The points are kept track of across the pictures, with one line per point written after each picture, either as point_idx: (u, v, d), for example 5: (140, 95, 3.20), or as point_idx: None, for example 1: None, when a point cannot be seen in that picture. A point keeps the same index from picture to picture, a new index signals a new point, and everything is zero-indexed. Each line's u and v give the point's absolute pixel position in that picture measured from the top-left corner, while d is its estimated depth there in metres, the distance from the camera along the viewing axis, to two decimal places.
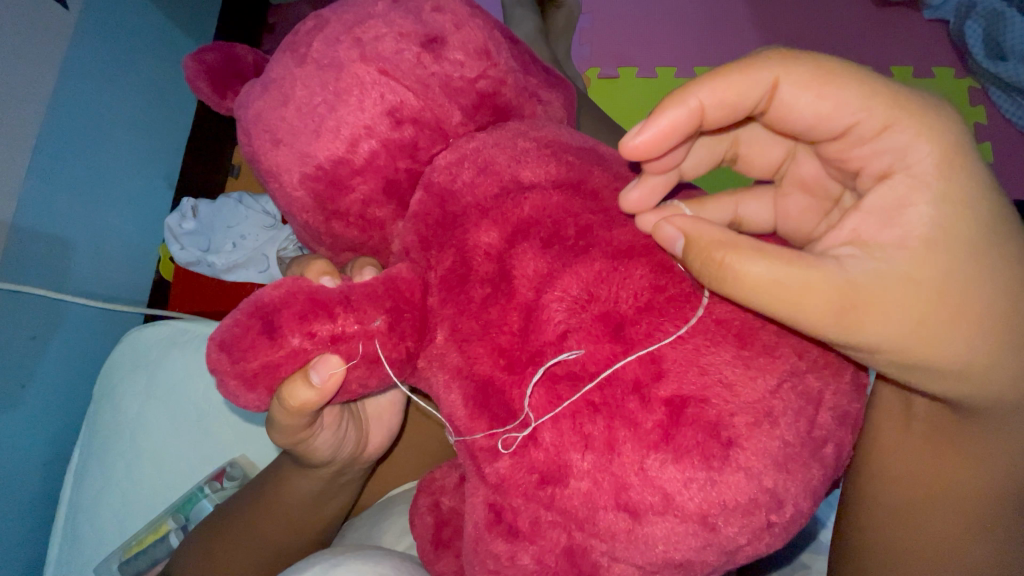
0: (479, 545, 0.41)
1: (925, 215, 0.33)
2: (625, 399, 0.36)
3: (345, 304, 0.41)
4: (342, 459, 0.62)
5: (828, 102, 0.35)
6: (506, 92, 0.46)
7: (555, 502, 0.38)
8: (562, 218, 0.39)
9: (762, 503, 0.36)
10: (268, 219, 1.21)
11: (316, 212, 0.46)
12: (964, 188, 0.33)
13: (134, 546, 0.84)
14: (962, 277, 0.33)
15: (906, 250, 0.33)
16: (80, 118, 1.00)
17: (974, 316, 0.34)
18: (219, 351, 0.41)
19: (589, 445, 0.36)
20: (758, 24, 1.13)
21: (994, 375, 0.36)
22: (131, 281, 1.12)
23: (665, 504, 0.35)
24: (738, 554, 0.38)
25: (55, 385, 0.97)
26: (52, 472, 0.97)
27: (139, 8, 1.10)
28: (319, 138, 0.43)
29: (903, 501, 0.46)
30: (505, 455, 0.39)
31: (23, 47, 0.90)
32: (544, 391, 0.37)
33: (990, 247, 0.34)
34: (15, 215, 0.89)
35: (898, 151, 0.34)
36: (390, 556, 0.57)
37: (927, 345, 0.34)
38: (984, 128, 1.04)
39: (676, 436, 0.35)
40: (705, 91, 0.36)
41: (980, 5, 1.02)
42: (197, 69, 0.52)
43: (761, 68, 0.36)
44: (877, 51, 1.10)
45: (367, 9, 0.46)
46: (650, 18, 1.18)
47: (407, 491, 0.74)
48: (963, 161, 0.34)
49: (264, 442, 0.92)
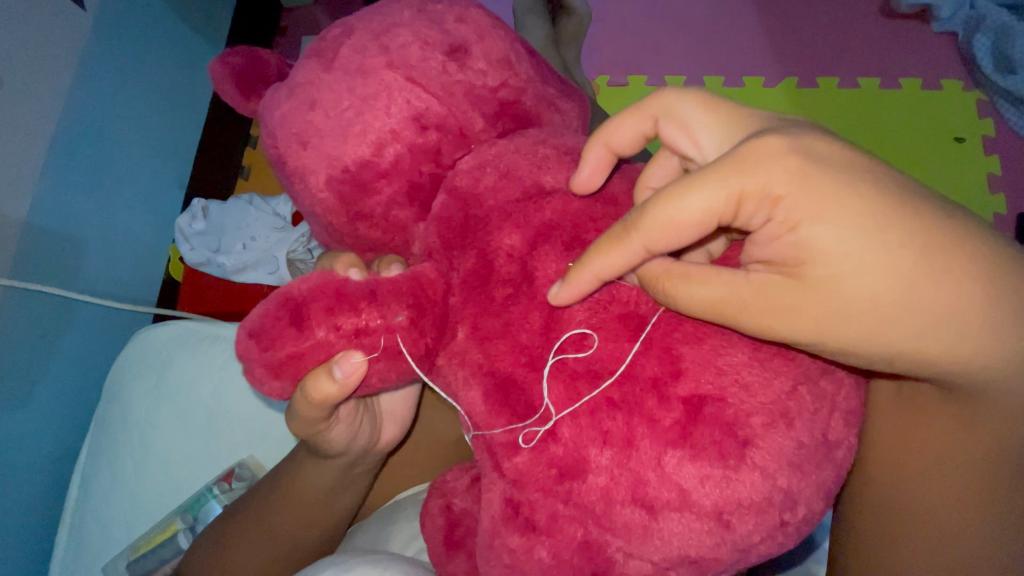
0: (495, 540, 0.42)
1: (825, 240, 0.32)
2: (644, 396, 0.37)
3: (370, 299, 0.41)
4: (356, 451, 0.63)
5: (693, 213, 0.35)
6: (527, 100, 0.47)
7: (573, 497, 0.38)
8: (583, 223, 0.41)
9: (775, 502, 0.36)
10: (278, 221, 1.21)
11: (340, 214, 0.47)
12: (840, 196, 0.32)
13: (142, 545, 0.85)
14: (889, 272, 0.32)
15: (824, 264, 0.33)
16: (94, 119, 1.01)
17: (922, 293, 0.32)
18: (249, 338, 0.41)
19: (608, 441, 0.37)
20: (765, 35, 1.14)
21: (975, 332, 0.34)
22: (141, 280, 1.13)
23: (682, 500, 0.36)
24: (752, 552, 0.38)
25: (64, 384, 0.98)
26: (59, 471, 0.97)
27: (153, 12, 1.12)
28: (344, 140, 0.44)
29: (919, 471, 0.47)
30: (525, 449, 0.39)
31: (38, 48, 0.91)
32: (563, 386, 0.39)
33: (904, 231, 0.32)
34: (27, 212, 0.90)
35: (764, 206, 0.34)
36: (399, 561, 0.57)
37: (894, 333, 0.33)
38: (993, 141, 1.05)
39: (693, 434, 0.36)
40: (600, 266, 0.37)
41: (988, 19, 1.03)
42: (223, 71, 0.53)
43: (627, 240, 0.36)
44: (884, 63, 1.10)
45: (393, 17, 0.47)
46: (661, 27, 1.18)
47: (418, 494, 0.75)
48: (823, 173, 0.33)
49: (272, 442, 0.92)
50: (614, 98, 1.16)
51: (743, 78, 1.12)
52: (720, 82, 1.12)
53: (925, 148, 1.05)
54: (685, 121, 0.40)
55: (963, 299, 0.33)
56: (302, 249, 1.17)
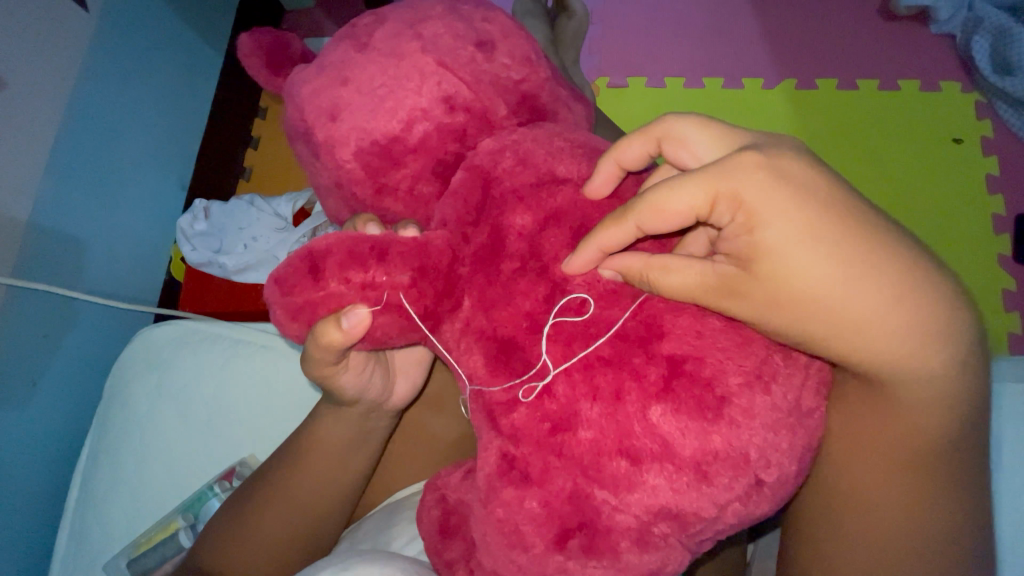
0: (490, 506, 0.41)
1: (784, 241, 0.35)
2: (632, 354, 0.38)
3: (379, 257, 0.42)
4: (366, 404, 0.63)
5: (675, 208, 0.37)
6: (545, 97, 0.48)
7: (565, 449, 0.38)
8: (590, 213, 0.42)
9: (750, 460, 0.37)
10: (280, 221, 1.17)
11: (365, 184, 0.47)
12: (802, 204, 0.35)
13: (144, 543, 0.84)
14: (838, 271, 0.35)
15: (783, 262, 0.35)
16: (96, 121, 1.01)
17: (865, 291, 0.35)
18: (273, 285, 0.43)
19: (598, 396, 0.38)
20: (765, 39, 1.15)
21: (910, 328, 0.37)
22: (143, 282, 1.13)
23: (664, 452, 0.36)
24: (727, 511, 0.38)
25: (68, 375, 0.98)
26: (59, 472, 0.96)
27: (159, 14, 1.13)
28: (377, 113, 0.44)
29: (873, 494, 0.46)
30: (523, 404, 0.40)
31: (42, 49, 0.91)
32: (558, 347, 0.39)
33: (852, 237, 0.35)
34: (31, 212, 0.90)
35: (737, 205, 0.36)
36: (399, 561, 0.57)
37: (842, 325, 0.36)
38: (991, 141, 1.05)
39: (675, 389, 0.36)
40: (607, 237, 0.39)
41: (987, 20, 1.04)
42: (253, 46, 0.54)
43: (626, 216, 0.38)
44: (884, 66, 1.11)
45: (426, 10, 0.48)
46: (660, 30, 1.19)
47: (413, 496, 0.74)
48: (789, 182, 0.35)
49: (266, 436, 0.91)
50: (614, 99, 1.17)
51: (743, 79, 1.13)
52: (720, 85, 1.13)
53: (922, 149, 1.06)
54: (684, 139, 0.41)
55: (900, 298, 0.36)
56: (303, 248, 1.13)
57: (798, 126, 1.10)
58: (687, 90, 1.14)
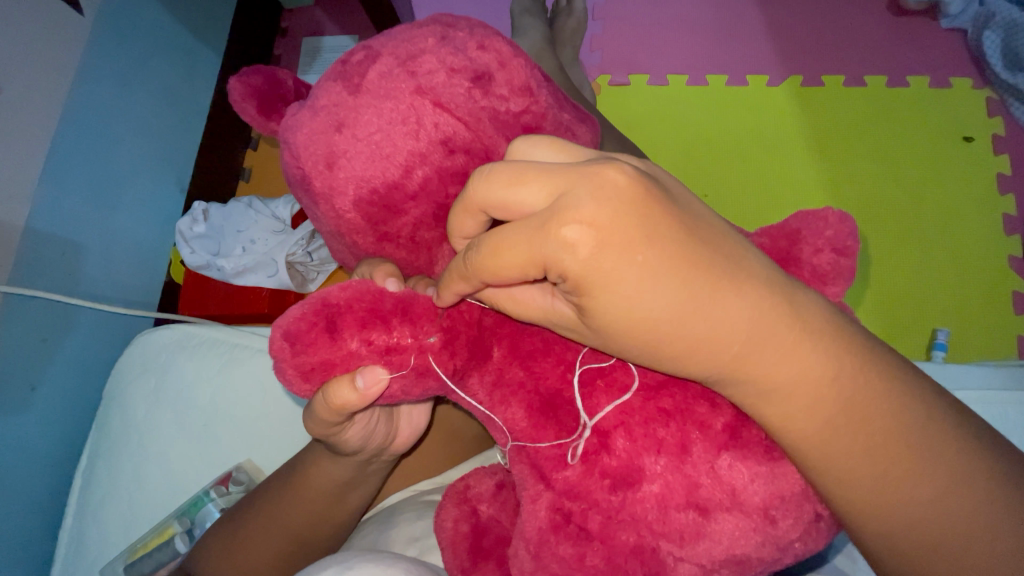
0: (542, 551, 0.43)
1: (625, 291, 0.34)
2: (697, 404, 0.41)
3: (403, 316, 0.42)
4: (371, 450, 0.61)
5: (512, 276, 0.36)
6: (547, 127, 0.47)
7: (626, 505, 0.41)
8: None
9: (810, 495, 0.41)
10: (278, 224, 1.16)
11: (366, 233, 0.46)
12: (622, 237, 0.33)
13: (140, 548, 0.83)
14: (670, 295, 0.35)
15: (634, 312, 0.35)
16: (93, 123, 1.00)
17: (696, 306, 0.35)
18: (282, 340, 0.41)
19: (662, 449, 0.40)
20: (769, 34, 1.13)
21: (751, 335, 0.37)
22: (142, 285, 1.13)
23: (732, 500, 0.39)
24: (789, 551, 0.42)
25: (64, 387, 0.96)
26: (59, 478, 0.96)
27: (154, 17, 1.11)
28: (375, 162, 0.43)
29: (914, 554, 0.38)
30: (576, 463, 0.42)
31: (40, 52, 0.90)
32: (614, 401, 0.42)
33: (668, 253, 0.34)
34: (28, 218, 0.89)
35: (564, 262, 0.34)
36: (400, 562, 0.53)
37: (691, 346, 0.36)
38: (1003, 140, 1.03)
39: (743, 436, 0.40)
40: (457, 286, 0.39)
41: (998, 15, 1.01)
42: (242, 91, 0.53)
43: (471, 279, 0.38)
44: (893, 62, 1.09)
45: (418, 44, 0.46)
46: (663, 26, 1.16)
47: (429, 499, 0.73)
48: (605, 219, 0.33)
49: (269, 446, 0.90)
50: (616, 97, 1.15)
51: (746, 77, 1.11)
52: (724, 82, 1.11)
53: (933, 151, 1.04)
54: (508, 180, 0.35)
55: (743, 290, 0.36)
56: (302, 252, 1.13)
57: (808, 128, 1.07)
58: (689, 88, 1.12)
